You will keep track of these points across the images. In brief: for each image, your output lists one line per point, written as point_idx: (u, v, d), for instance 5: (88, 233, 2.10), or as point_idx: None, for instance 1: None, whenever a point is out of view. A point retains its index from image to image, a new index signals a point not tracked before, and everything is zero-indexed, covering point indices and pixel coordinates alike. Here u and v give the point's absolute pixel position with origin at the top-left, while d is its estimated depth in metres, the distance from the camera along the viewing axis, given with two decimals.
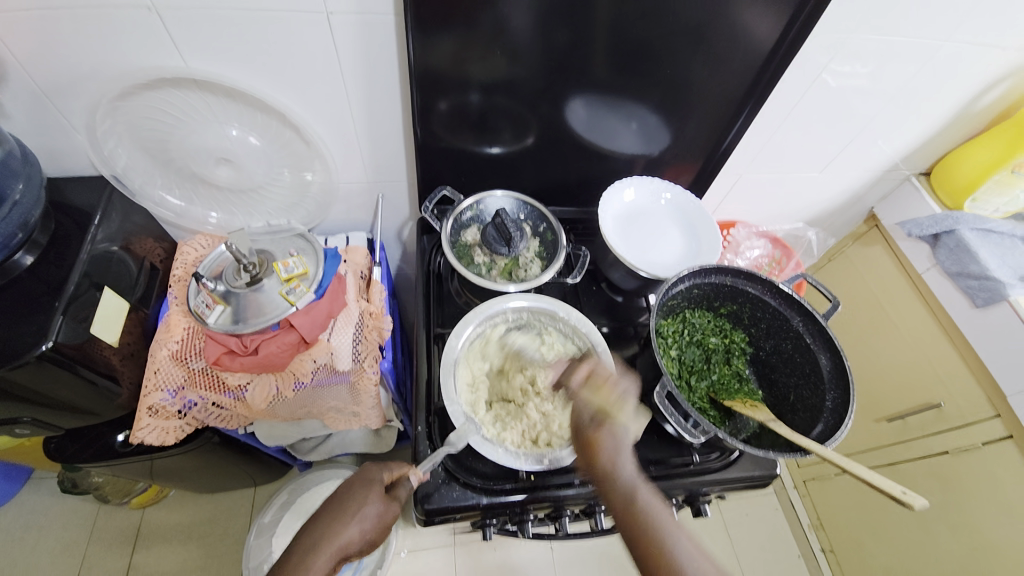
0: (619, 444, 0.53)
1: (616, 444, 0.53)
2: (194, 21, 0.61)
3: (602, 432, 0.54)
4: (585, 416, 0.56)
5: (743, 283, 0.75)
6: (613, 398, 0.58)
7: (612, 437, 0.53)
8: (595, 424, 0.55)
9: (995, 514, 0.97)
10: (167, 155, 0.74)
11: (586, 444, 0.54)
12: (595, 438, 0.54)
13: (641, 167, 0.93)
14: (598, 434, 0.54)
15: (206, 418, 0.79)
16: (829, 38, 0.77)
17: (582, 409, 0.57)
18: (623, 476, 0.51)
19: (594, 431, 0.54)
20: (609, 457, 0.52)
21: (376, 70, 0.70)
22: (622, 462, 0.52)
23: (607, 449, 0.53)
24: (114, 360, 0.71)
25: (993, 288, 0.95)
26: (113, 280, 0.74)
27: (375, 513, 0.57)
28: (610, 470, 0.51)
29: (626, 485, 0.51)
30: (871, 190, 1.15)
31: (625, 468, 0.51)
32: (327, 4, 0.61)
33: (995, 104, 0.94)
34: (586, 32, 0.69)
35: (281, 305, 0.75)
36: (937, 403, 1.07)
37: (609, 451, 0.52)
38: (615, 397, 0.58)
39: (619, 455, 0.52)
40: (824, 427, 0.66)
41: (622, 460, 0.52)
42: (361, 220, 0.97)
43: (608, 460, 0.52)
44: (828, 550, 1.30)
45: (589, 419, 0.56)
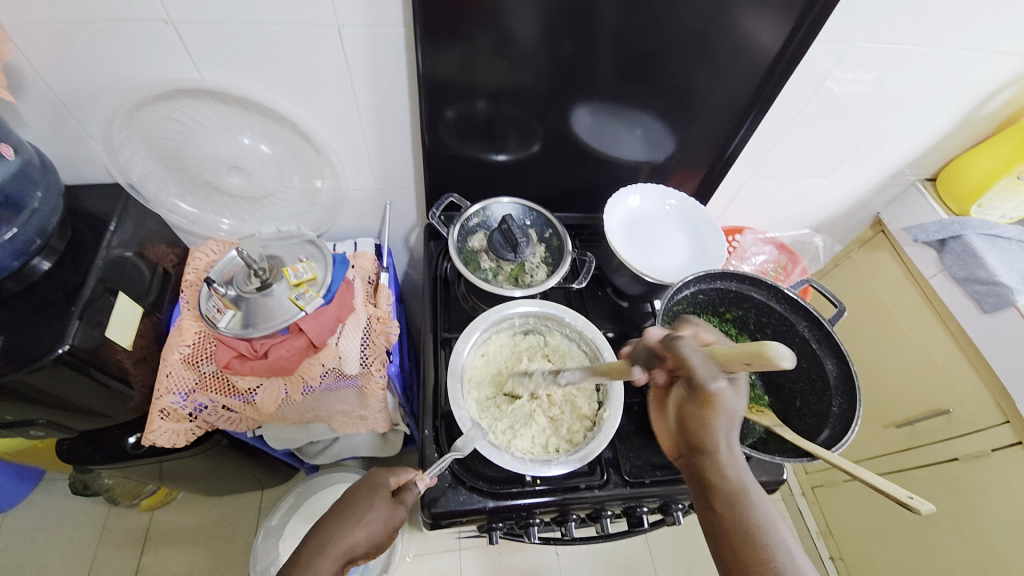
0: (735, 412, 0.47)
1: (731, 406, 0.47)
2: (208, 34, 0.63)
3: (722, 392, 0.45)
4: (703, 372, 0.44)
5: (747, 289, 0.76)
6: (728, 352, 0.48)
7: (733, 399, 0.46)
8: (718, 380, 0.45)
9: (1006, 521, 0.96)
10: (180, 163, 0.75)
11: (705, 402, 0.46)
12: (715, 399, 0.45)
13: (646, 174, 0.94)
14: (721, 392, 0.45)
15: (216, 421, 0.80)
16: (832, 46, 0.78)
17: (696, 360, 0.45)
18: (726, 449, 0.47)
19: (712, 392, 0.45)
20: (720, 430, 0.47)
21: (384, 79, 0.71)
22: (728, 436, 0.47)
23: (723, 414, 0.46)
24: (127, 364, 0.72)
25: (1001, 293, 0.94)
26: (126, 285, 0.75)
27: (381, 518, 0.57)
28: (714, 442, 0.47)
29: (729, 460, 0.47)
30: (876, 195, 1.15)
31: (733, 454, 0.48)
32: (338, 16, 0.63)
33: (1001, 110, 0.94)
34: (590, 42, 0.70)
35: (291, 310, 0.76)
36: (946, 409, 1.06)
37: (721, 420, 0.47)
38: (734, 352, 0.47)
39: (731, 425, 0.47)
40: (831, 433, 0.67)
41: (727, 438, 0.48)
42: (368, 227, 0.98)
43: (720, 431, 0.47)
44: (837, 557, 1.29)
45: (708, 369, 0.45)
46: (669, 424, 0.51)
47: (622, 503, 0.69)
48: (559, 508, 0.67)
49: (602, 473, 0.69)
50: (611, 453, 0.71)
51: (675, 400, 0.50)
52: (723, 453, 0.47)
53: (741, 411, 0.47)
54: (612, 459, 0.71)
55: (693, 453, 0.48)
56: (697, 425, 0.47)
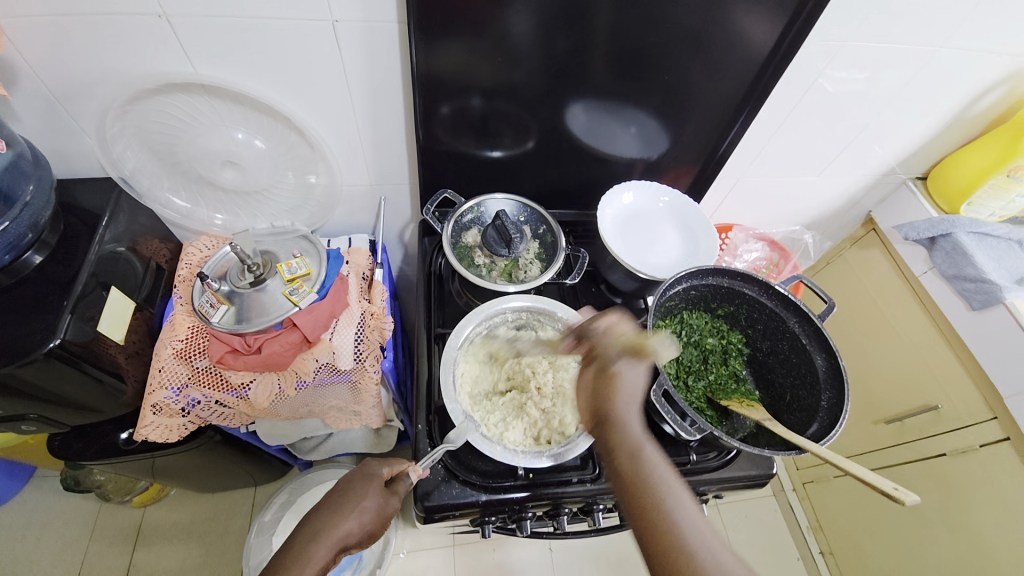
0: (636, 386, 0.56)
1: (632, 383, 0.56)
2: (201, 28, 0.62)
3: (622, 370, 0.56)
4: (609, 353, 0.58)
5: (739, 285, 0.76)
6: (635, 336, 0.60)
7: (633, 375, 0.56)
8: (620, 361, 0.57)
9: (993, 516, 0.97)
10: (173, 157, 0.75)
11: (608, 378, 0.56)
12: (615, 376, 0.56)
13: (640, 171, 0.95)
14: (620, 370, 0.56)
15: (209, 416, 0.80)
16: (825, 45, 0.79)
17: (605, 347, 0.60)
18: (629, 420, 0.53)
19: (613, 368, 0.57)
20: (621, 399, 0.54)
21: (379, 75, 0.71)
22: (630, 407, 0.54)
23: (624, 387, 0.55)
24: (120, 358, 0.72)
25: (989, 291, 0.95)
26: (118, 279, 0.75)
27: (375, 508, 0.57)
28: (617, 413, 0.53)
29: (631, 429, 0.52)
30: (867, 194, 1.16)
31: (635, 421, 0.53)
32: (333, 11, 0.63)
33: (991, 109, 0.95)
34: (585, 39, 0.70)
35: (285, 305, 0.76)
36: (935, 405, 1.08)
37: (622, 393, 0.55)
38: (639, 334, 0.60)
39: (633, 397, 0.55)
40: (819, 427, 0.67)
41: (630, 408, 0.54)
42: (363, 222, 0.98)
43: (620, 402, 0.54)
44: (826, 552, 1.30)
45: (614, 352, 0.58)
46: (580, 406, 0.57)
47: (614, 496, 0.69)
48: (550, 502, 0.67)
49: (595, 467, 0.69)
50: None
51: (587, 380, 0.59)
52: (625, 422, 0.53)
53: (640, 387, 0.56)
54: None
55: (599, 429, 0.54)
56: (599, 401, 0.55)
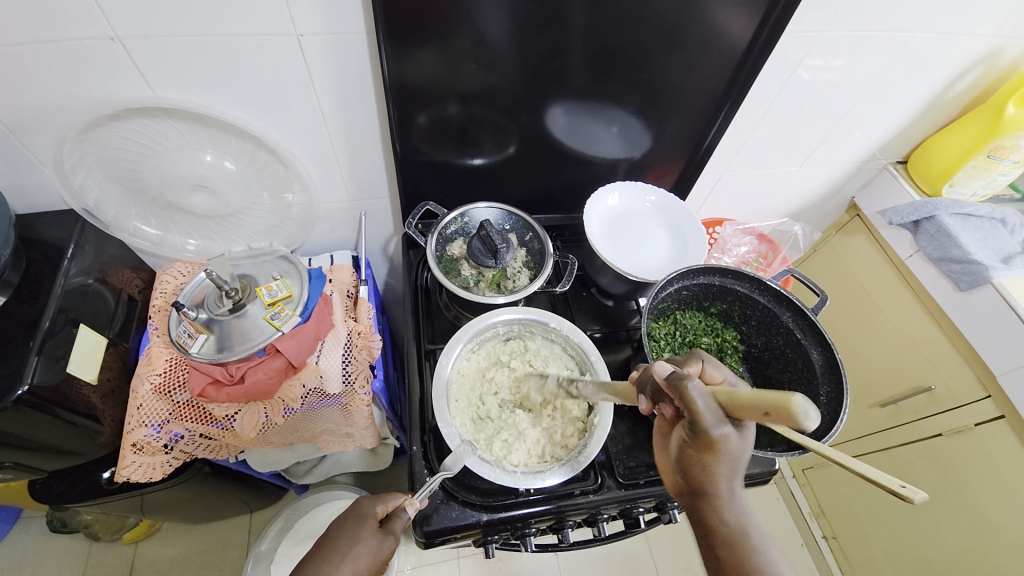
0: (742, 459, 0.41)
1: (738, 451, 0.41)
2: (159, 49, 0.59)
3: (728, 438, 0.40)
4: (709, 418, 0.39)
5: (731, 282, 0.75)
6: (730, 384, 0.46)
7: (740, 447, 0.41)
8: (722, 425, 0.39)
9: (993, 495, 0.98)
10: (139, 184, 0.72)
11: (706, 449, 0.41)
12: (720, 447, 0.40)
13: (624, 171, 0.93)
14: (724, 439, 0.40)
15: (194, 449, 0.77)
16: (802, 35, 0.78)
17: (708, 409, 0.39)
18: (729, 493, 0.43)
19: (718, 438, 0.40)
20: (724, 476, 0.42)
21: (350, 87, 0.69)
22: (731, 478, 0.43)
23: (725, 460, 0.41)
24: (94, 398, 0.68)
25: (976, 271, 0.95)
26: (85, 315, 0.70)
27: (369, 552, 0.56)
28: (719, 486, 0.43)
29: (734, 504, 0.43)
30: (850, 180, 1.16)
31: (737, 484, 0.44)
32: (296, 24, 0.60)
33: (968, 90, 0.95)
34: (560, 40, 0.68)
35: (267, 330, 0.74)
36: (928, 387, 1.08)
37: (726, 467, 0.42)
38: None
39: (738, 473, 0.42)
40: (819, 424, 0.66)
41: (734, 478, 0.43)
42: (344, 239, 0.96)
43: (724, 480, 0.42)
44: (830, 537, 1.32)
45: (715, 421, 0.39)
46: (667, 462, 0.45)
47: (619, 505, 0.68)
48: (554, 516, 0.66)
49: (596, 478, 0.68)
50: (604, 456, 0.70)
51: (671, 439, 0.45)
52: (728, 495, 0.43)
53: (747, 457, 0.42)
54: (606, 462, 0.70)
55: (694, 494, 0.44)
56: (697, 473, 0.43)
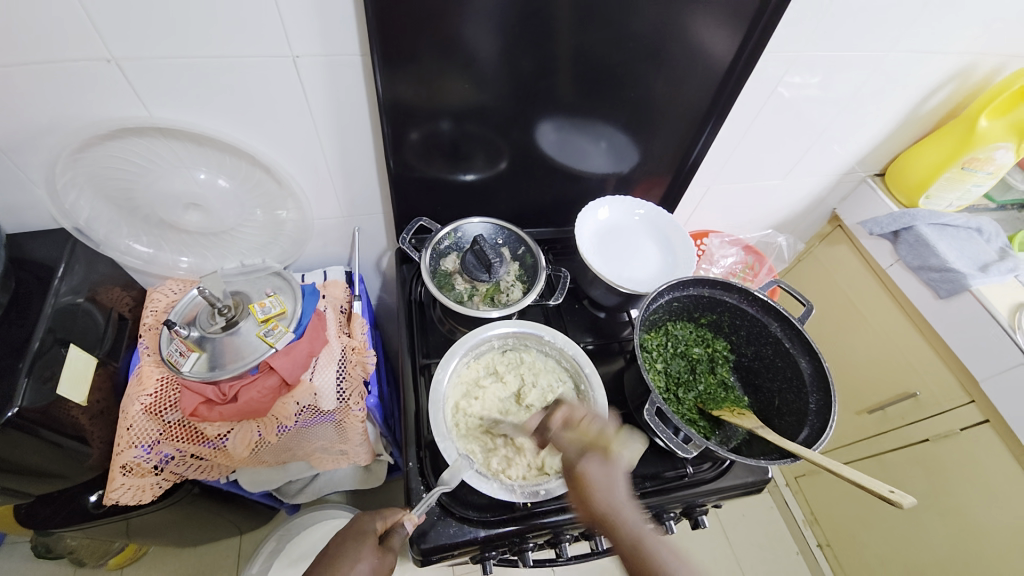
0: (611, 480, 0.49)
1: (607, 477, 0.49)
2: (155, 71, 0.60)
3: (589, 468, 0.50)
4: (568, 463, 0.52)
5: (719, 293, 0.77)
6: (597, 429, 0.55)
7: (600, 471, 0.49)
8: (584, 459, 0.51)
9: (980, 498, 0.99)
10: (131, 203, 0.72)
11: (575, 483, 0.49)
12: (582, 476, 0.49)
13: (613, 185, 0.95)
14: (585, 471, 0.50)
15: (185, 471, 0.76)
16: (781, 55, 0.82)
17: (569, 449, 0.54)
18: (619, 510, 0.47)
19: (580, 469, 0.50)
20: (604, 497, 0.47)
21: (345, 106, 0.70)
22: (614, 500, 0.47)
23: (595, 487, 0.48)
24: (82, 420, 0.67)
25: (954, 279, 0.98)
26: (74, 335, 0.69)
27: (369, 569, 0.55)
28: (603, 508, 0.47)
29: (628, 525, 0.46)
30: (831, 192, 1.19)
31: (624, 501, 0.47)
32: (293, 46, 0.61)
33: (942, 105, 0.99)
34: (549, 61, 0.71)
35: (260, 347, 0.73)
36: (913, 393, 1.10)
37: (599, 492, 0.48)
38: (598, 432, 0.55)
39: (611, 494, 0.48)
40: (810, 431, 0.67)
41: (614, 500, 0.47)
42: (338, 254, 0.96)
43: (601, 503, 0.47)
44: (824, 545, 1.33)
45: (573, 453, 0.53)
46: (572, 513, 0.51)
47: None
48: (550, 530, 0.66)
49: None
50: None
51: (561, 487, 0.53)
52: (622, 521, 0.46)
53: (616, 473, 0.49)
54: None
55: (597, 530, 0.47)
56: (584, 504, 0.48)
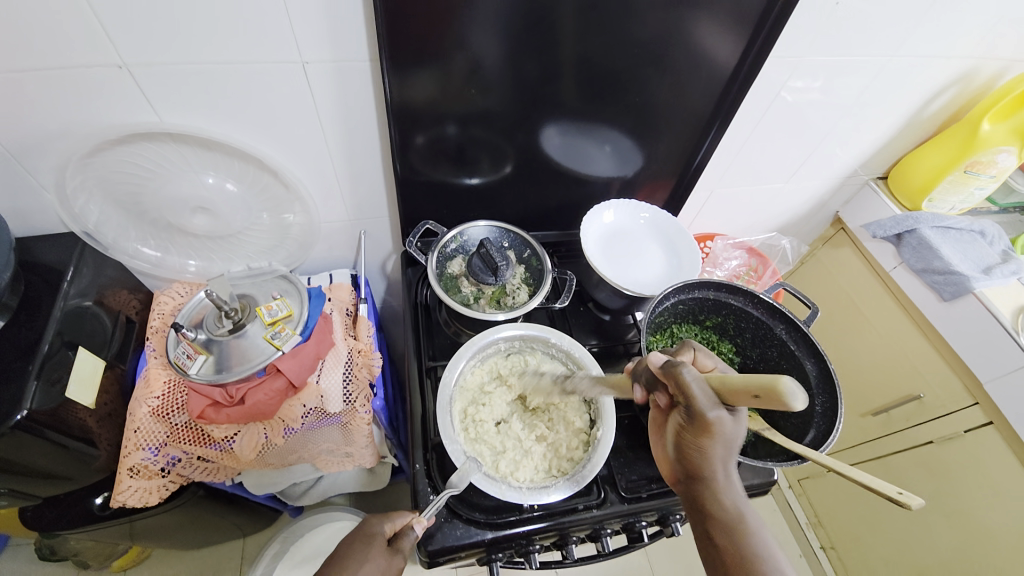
0: (732, 441, 0.49)
1: (731, 434, 0.49)
2: (165, 76, 0.60)
3: (720, 422, 0.47)
4: (702, 402, 0.46)
5: (725, 296, 0.78)
6: None
7: (731, 427, 0.48)
8: (715, 409, 0.47)
9: (986, 501, 0.99)
10: (140, 207, 0.72)
11: (702, 430, 0.48)
12: (714, 428, 0.47)
13: (617, 189, 0.96)
14: (717, 422, 0.47)
15: (191, 473, 0.76)
16: (784, 61, 0.82)
17: (701, 393, 0.47)
18: (722, 476, 0.51)
19: (709, 421, 0.47)
20: (717, 456, 0.50)
21: (353, 111, 0.70)
22: (724, 463, 0.50)
23: (717, 441, 0.48)
24: (91, 423, 0.67)
25: (958, 281, 0.98)
26: (83, 338, 0.69)
27: (377, 569, 0.56)
28: (713, 469, 0.50)
29: (728, 491, 0.51)
30: (834, 196, 1.20)
31: (728, 471, 0.51)
32: (302, 52, 0.62)
33: (944, 109, 1.00)
34: (553, 65, 0.71)
35: (267, 350, 0.74)
36: (918, 395, 1.10)
37: (719, 448, 0.49)
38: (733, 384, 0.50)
39: (726, 457, 0.50)
40: (816, 434, 0.67)
41: (726, 464, 0.50)
42: (343, 258, 0.96)
43: (719, 460, 0.50)
44: (827, 547, 1.33)
45: (706, 401, 0.47)
46: (667, 453, 0.54)
47: (621, 520, 0.68)
48: (556, 532, 0.66)
49: (599, 492, 0.68)
50: (606, 470, 0.71)
51: (671, 426, 0.53)
52: (724, 485, 0.51)
53: (739, 438, 0.49)
54: (608, 476, 0.71)
55: (692, 483, 0.52)
56: (694, 454, 0.51)
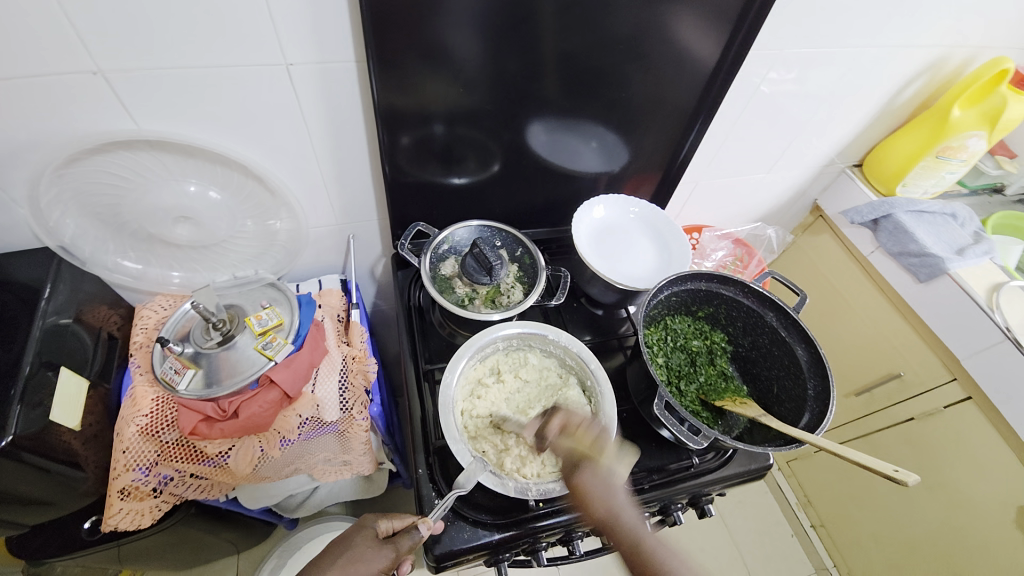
0: (611, 484, 0.53)
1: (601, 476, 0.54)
2: (143, 84, 0.58)
3: (583, 479, 0.54)
4: (566, 457, 0.58)
5: (717, 286, 0.78)
6: (587, 438, 0.59)
7: (600, 478, 0.54)
8: (575, 474, 0.55)
9: (968, 472, 1.03)
10: (119, 219, 0.69)
11: (574, 492, 0.53)
12: (580, 487, 0.53)
13: (605, 184, 0.96)
14: (581, 481, 0.54)
15: (184, 491, 0.74)
16: (764, 54, 0.84)
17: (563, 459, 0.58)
18: (616, 516, 0.51)
19: (575, 481, 0.54)
20: (600, 501, 0.52)
21: (339, 113, 0.69)
22: (613, 504, 0.51)
23: (591, 490, 0.53)
24: (76, 445, 0.65)
25: (933, 263, 1.01)
26: (67, 358, 0.67)
27: (363, 560, 0.59)
28: (602, 518, 0.51)
29: (629, 527, 0.50)
30: (812, 184, 1.23)
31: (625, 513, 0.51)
32: (286, 54, 0.60)
33: (915, 97, 1.03)
34: (536, 61, 0.71)
35: (258, 361, 0.72)
36: (898, 373, 1.14)
37: (597, 494, 0.52)
38: (592, 439, 0.59)
39: (612, 500, 0.52)
40: (811, 416, 0.69)
41: (614, 502, 0.52)
42: (332, 263, 0.95)
43: (597, 494, 0.53)
44: (818, 526, 1.38)
45: (568, 463, 0.57)
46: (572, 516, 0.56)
47: None
48: (562, 528, 0.66)
49: None
50: None
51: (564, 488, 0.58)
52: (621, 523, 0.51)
53: (616, 480, 0.54)
54: None
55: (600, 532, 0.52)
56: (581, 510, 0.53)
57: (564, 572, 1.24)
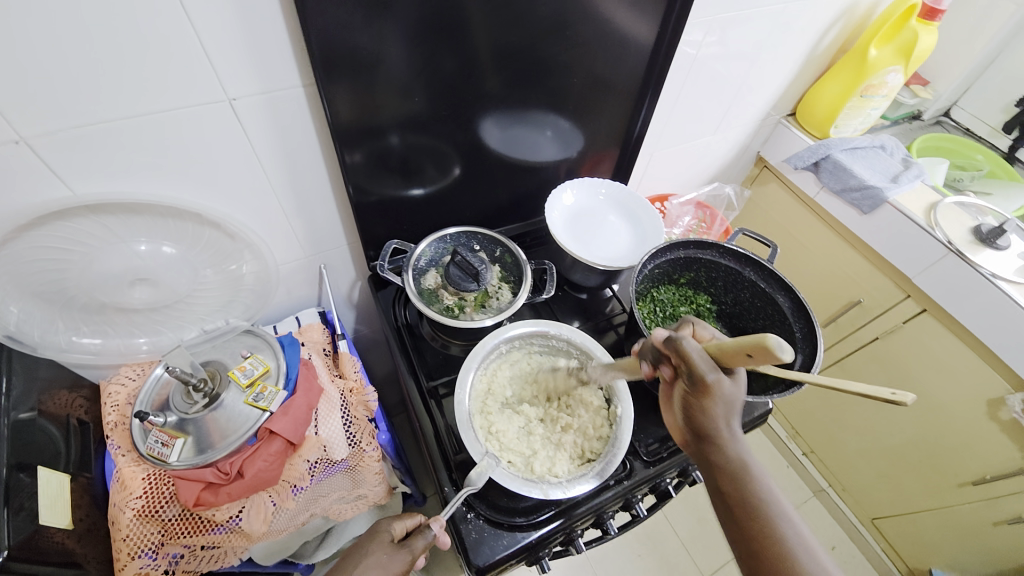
0: (734, 401, 0.50)
1: (730, 395, 0.50)
2: (70, 145, 0.53)
3: (721, 384, 0.49)
4: (702, 364, 0.49)
5: (695, 252, 0.82)
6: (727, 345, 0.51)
7: (731, 390, 0.49)
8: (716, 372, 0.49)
9: (935, 378, 1.13)
10: (65, 293, 0.63)
11: (703, 395, 0.49)
12: (713, 390, 0.49)
13: (566, 170, 0.97)
14: (718, 385, 0.49)
15: (198, 565, 0.69)
16: (696, 22, 0.86)
17: (700, 358, 0.49)
18: (730, 434, 0.50)
19: (709, 385, 0.49)
20: (721, 417, 0.50)
21: (290, 141, 0.65)
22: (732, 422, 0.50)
23: (721, 401, 0.49)
24: (71, 543, 0.61)
25: (874, 195, 1.09)
26: (39, 455, 0.61)
27: (379, 563, 0.59)
28: (719, 428, 0.50)
29: (735, 443, 0.50)
30: (753, 138, 1.29)
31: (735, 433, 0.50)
32: (227, 89, 0.56)
33: (834, 42, 1.10)
34: (476, 60, 0.69)
35: (252, 414, 0.69)
36: (858, 300, 1.23)
37: (722, 409, 0.49)
38: None
39: (732, 414, 0.50)
40: (804, 357, 0.73)
41: (730, 421, 0.50)
42: (306, 297, 0.90)
43: (722, 418, 0.50)
44: (809, 453, 1.50)
45: (708, 369, 0.49)
46: (675, 419, 0.53)
47: (649, 484, 0.71)
48: (594, 513, 0.67)
49: (625, 465, 0.70)
50: None
51: (676, 395, 0.53)
52: (730, 439, 0.50)
53: (740, 399, 0.50)
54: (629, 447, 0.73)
55: (701, 439, 0.51)
56: (699, 416, 0.50)
57: (591, 553, 1.27)
